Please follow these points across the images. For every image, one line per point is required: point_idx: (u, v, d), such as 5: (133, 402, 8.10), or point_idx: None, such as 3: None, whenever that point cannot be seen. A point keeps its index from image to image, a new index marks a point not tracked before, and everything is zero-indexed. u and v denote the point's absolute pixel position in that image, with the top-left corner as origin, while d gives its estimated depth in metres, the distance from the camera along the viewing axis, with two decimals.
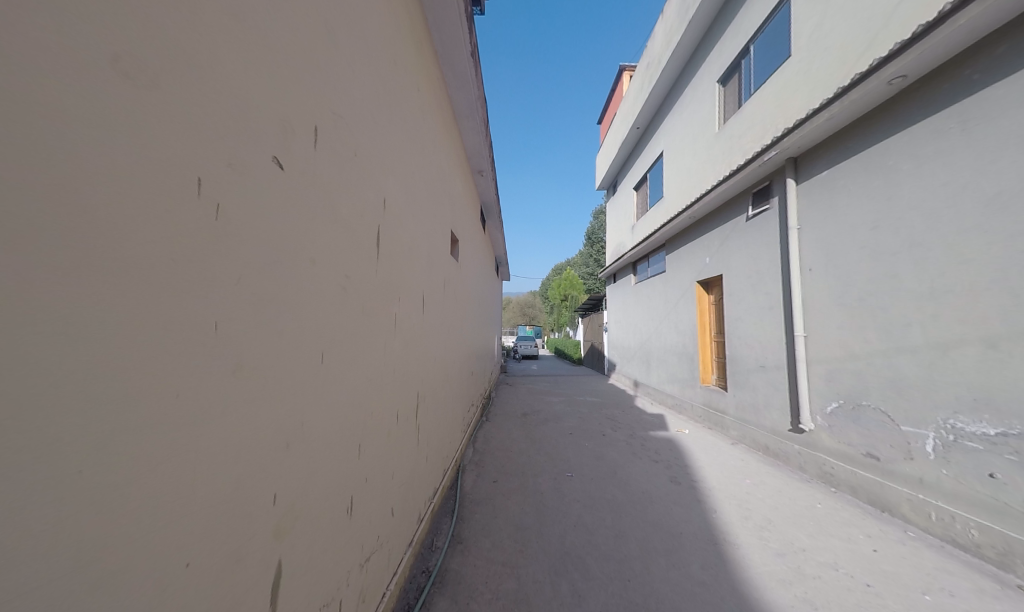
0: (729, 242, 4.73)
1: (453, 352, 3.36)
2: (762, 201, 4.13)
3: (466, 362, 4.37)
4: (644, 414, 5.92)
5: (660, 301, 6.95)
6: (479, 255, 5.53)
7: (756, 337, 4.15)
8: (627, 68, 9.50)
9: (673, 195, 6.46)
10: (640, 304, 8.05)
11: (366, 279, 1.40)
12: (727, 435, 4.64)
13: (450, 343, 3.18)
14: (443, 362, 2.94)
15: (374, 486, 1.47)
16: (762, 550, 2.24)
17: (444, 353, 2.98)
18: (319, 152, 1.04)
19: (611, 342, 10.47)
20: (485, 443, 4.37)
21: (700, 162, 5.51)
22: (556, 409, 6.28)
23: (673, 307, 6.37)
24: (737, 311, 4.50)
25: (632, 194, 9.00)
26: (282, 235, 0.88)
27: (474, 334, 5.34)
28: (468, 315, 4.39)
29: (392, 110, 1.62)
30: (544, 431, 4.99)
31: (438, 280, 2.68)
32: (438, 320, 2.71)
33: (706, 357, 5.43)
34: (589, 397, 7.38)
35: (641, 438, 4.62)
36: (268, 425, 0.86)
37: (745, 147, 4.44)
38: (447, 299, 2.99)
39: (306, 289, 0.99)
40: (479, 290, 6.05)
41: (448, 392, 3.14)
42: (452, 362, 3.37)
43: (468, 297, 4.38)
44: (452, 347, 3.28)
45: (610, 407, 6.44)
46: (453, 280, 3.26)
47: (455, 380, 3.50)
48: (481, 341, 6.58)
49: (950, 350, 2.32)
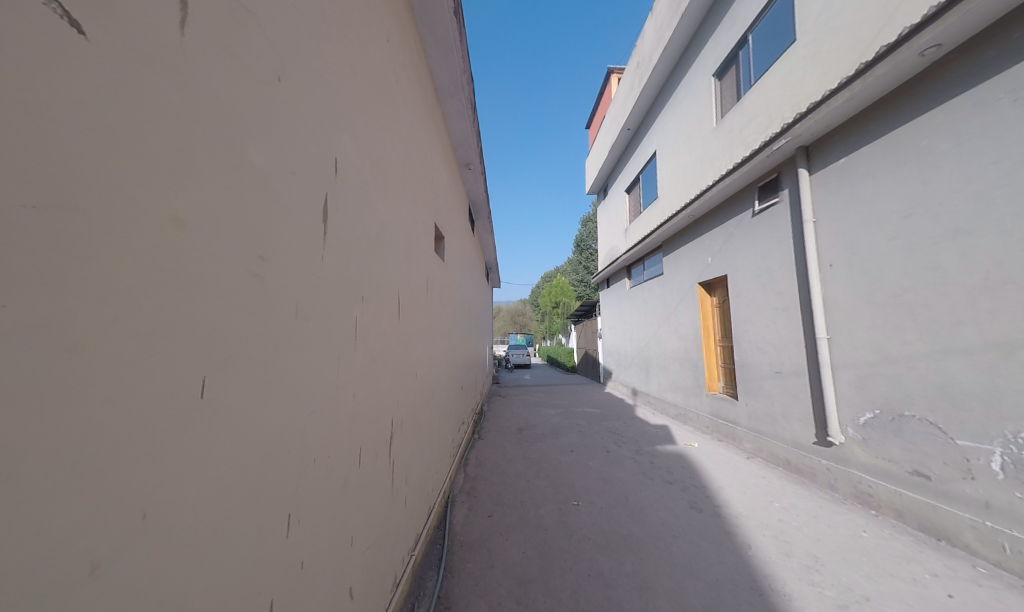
0: (733, 240, 4.44)
1: (438, 366, 2.90)
2: (770, 195, 3.86)
3: (455, 376, 3.90)
4: (647, 426, 5.53)
5: (658, 305, 6.63)
6: (468, 258, 5.09)
7: (769, 341, 3.84)
8: (615, 70, 9.36)
9: (670, 194, 6.20)
10: (636, 309, 7.72)
11: (308, 268, 0.98)
12: (739, 447, 4.27)
13: (434, 355, 2.73)
14: (427, 378, 2.49)
15: (313, 571, 1.01)
16: (819, 602, 1.85)
17: (427, 367, 2.53)
18: (195, 43, 0.62)
19: (607, 350, 10.09)
20: (477, 466, 3.88)
21: (698, 158, 5.26)
22: (553, 423, 5.83)
23: (672, 312, 6.05)
24: (746, 314, 4.19)
25: (624, 197, 8.78)
26: (63, 152, 0.43)
27: (463, 344, 4.88)
28: (456, 322, 3.95)
29: (343, 45, 1.21)
30: (541, 449, 4.52)
31: (418, 280, 2.25)
32: (418, 328, 2.28)
33: (711, 364, 5.09)
34: (587, 408, 6.95)
35: (649, 454, 4.21)
36: (59, 541, 0.42)
37: (747, 140, 4.21)
38: (429, 304, 2.55)
39: (160, 269, 0.56)
40: (468, 296, 5.60)
41: (432, 412, 2.68)
42: (439, 376, 2.92)
43: (456, 302, 3.94)
44: (437, 360, 2.83)
45: (610, 419, 6.01)
46: (437, 283, 2.83)
47: (441, 397, 3.04)
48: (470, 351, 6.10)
49: (1017, 351, 2.02)
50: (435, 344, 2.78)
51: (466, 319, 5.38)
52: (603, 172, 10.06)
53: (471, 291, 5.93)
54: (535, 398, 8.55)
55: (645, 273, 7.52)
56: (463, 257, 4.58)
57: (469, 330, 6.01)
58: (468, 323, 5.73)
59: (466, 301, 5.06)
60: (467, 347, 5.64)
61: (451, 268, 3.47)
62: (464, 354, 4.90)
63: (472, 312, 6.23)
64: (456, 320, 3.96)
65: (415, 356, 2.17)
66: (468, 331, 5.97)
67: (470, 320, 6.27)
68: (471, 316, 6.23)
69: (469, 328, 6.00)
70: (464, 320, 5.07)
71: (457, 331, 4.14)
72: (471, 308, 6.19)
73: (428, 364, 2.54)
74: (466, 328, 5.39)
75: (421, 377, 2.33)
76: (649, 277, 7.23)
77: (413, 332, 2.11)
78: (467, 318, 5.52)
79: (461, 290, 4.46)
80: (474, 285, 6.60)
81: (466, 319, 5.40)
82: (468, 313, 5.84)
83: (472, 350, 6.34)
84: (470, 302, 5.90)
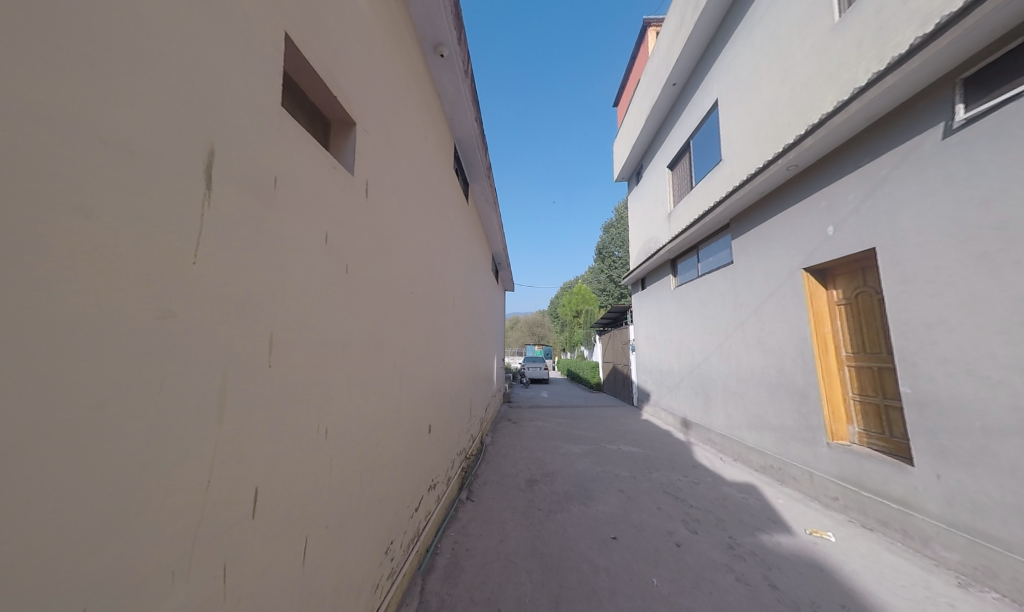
0: (884, 188, 2.63)
1: (360, 412, 1.24)
2: (1006, 85, 2.04)
3: (425, 414, 2.23)
4: (722, 485, 3.65)
5: (725, 305, 4.77)
6: (458, 231, 3.47)
7: (1008, 362, 1.99)
8: (651, 23, 7.70)
9: (743, 150, 4.36)
10: (689, 313, 5.85)
11: None
12: (924, 554, 2.34)
13: (333, 384, 1.07)
14: (270, 462, 0.81)
15: None
16: None
17: (285, 429, 0.86)
18: None
19: (644, 365, 8.15)
20: (453, 570, 2.15)
21: (799, 81, 3.45)
22: (579, 471, 4.03)
23: (751, 315, 4.19)
24: (930, 310, 2.34)
25: (666, 174, 6.95)
26: None
27: (452, 360, 3.21)
28: (427, 321, 2.29)
29: None
30: (560, 529, 2.67)
31: (173, 110, 0.58)
32: (187, 304, 0.60)
33: (834, 395, 3.21)
34: (623, 446, 5.08)
35: (761, 559, 2.31)
36: None
37: (922, 12, 2.41)
38: (295, 244, 0.89)
39: None
40: (464, 291, 3.96)
41: (315, 541, 1.00)
42: (362, 435, 1.27)
43: (427, 288, 2.29)
44: (349, 400, 1.17)
45: (661, 467, 4.14)
46: (353, 209, 1.18)
47: (375, 480, 1.39)
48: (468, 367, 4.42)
49: None
50: (342, 360, 1.12)
51: (461, 324, 3.71)
52: (636, 150, 8.27)
53: (468, 286, 4.30)
54: (553, 425, 6.73)
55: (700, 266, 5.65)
56: (447, 223, 2.96)
57: (468, 340, 4.32)
58: (465, 329, 4.07)
59: (455, 295, 3.41)
60: (465, 359, 3.98)
61: (410, 213, 1.84)
62: (453, 374, 3.22)
63: (471, 316, 4.57)
64: (426, 316, 2.28)
65: (107, 417, 0.48)
66: (467, 339, 4.31)
67: (471, 327, 4.61)
68: (471, 322, 4.57)
69: (468, 336, 4.30)
70: (455, 322, 3.42)
71: (435, 337, 2.51)
72: (471, 309, 4.57)
73: (293, 410, 0.88)
74: (460, 335, 3.70)
75: (205, 485, 0.64)
76: (707, 269, 5.37)
77: (42, 315, 0.42)
78: (463, 324, 3.88)
79: (442, 273, 2.79)
80: (475, 280, 5.00)
81: (461, 324, 3.72)
82: (466, 315, 4.18)
83: (473, 365, 4.70)
84: (468, 300, 4.27)
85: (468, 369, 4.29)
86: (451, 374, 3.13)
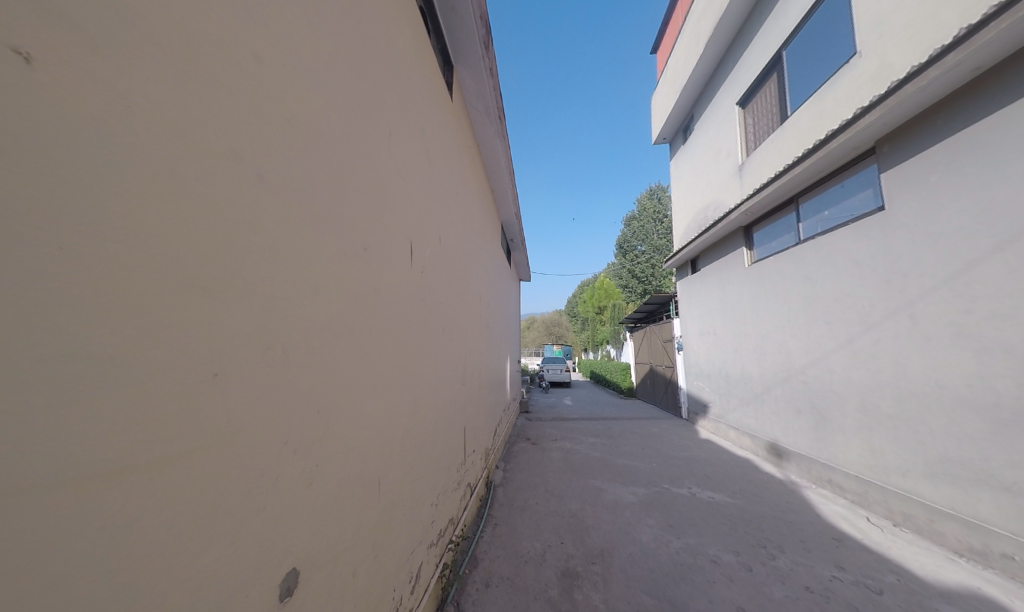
0: None
1: None
2: None
3: (258, 558, 0.69)
4: (921, 592, 2.00)
5: (863, 278, 3.07)
6: (434, 138, 1.94)
7: None
8: None
9: (918, 13, 2.61)
10: (785, 296, 4.09)
11: None
12: None
13: None
14: None
15: None
16: None
17: None
18: None
19: (702, 369, 6.35)
20: None
21: None
22: (648, 550, 2.43)
23: (944, 288, 2.47)
24: None
25: (735, 113, 5.18)
26: None
27: (421, 369, 1.68)
28: (270, 259, 0.74)
29: None
30: None
31: None
32: None
33: None
34: (700, 491, 3.44)
35: None
36: None
37: None
38: None
39: None
40: (455, 254, 2.42)
41: None
42: None
43: (279, 161, 0.76)
44: None
45: (785, 545, 2.47)
46: None
47: None
48: (471, 377, 2.92)
49: None
50: None
51: (447, 305, 2.16)
52: (685, 95, 6.48)
53: (464, 253, 2.76)
54: (585, 448, 5.13)
55: (803, 226, 3.87)
56: (397, 87, 1.43)
57: (467, 337, 2.77)
58: (460, 317, 2.52)
59: (432, 250, 1.87)
60: (457, 365, 2.44)
61: None
62: (421, 396, 1.67)
63: (471, 300, 3.03)
64: (266, 244, 0.73)
65: None
66: (467, 333, 2.77)
67: (472, 317, 3.06)
68: (471, 309, 3.01)
69: (466, 330, 2.74)
70: (432, 298, 1.87)
71: (331, 314, 0.96)
72: (470, 289, 3.01)
73: None
74: (446, 326, 2.17)
75: None
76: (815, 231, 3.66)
77: None
78: (453, 309, 2.35)
79: (376, 177, 1.26)
80: (479, 249, 3.45)
81: (448, 304, 2.18)
82: (463, 295, 2.66)
83: (477, 374, 3.19)
84: (464, 274, 2.73)
85: (467, 381, 2.75)
86: (414, 397, 1.58)
